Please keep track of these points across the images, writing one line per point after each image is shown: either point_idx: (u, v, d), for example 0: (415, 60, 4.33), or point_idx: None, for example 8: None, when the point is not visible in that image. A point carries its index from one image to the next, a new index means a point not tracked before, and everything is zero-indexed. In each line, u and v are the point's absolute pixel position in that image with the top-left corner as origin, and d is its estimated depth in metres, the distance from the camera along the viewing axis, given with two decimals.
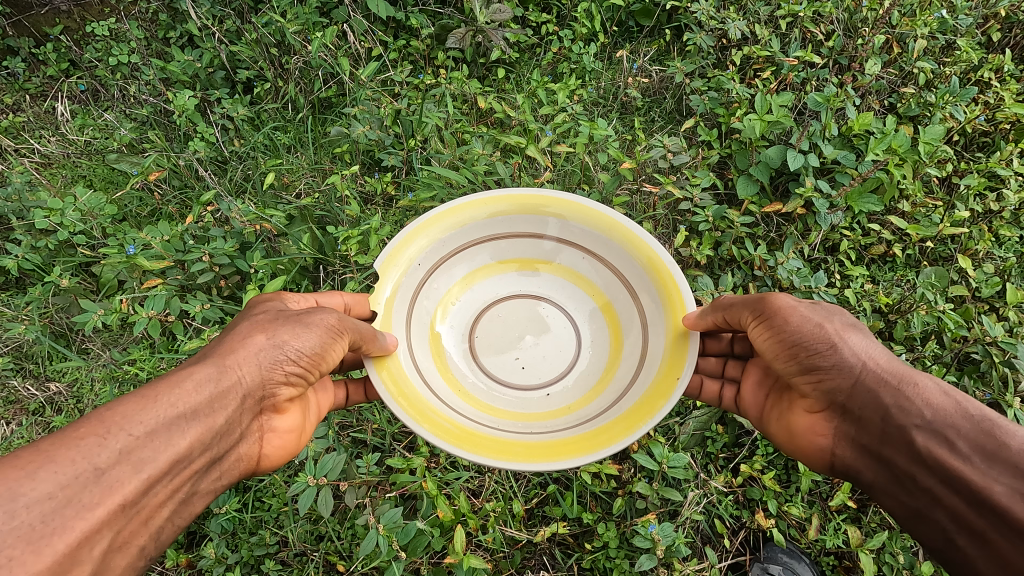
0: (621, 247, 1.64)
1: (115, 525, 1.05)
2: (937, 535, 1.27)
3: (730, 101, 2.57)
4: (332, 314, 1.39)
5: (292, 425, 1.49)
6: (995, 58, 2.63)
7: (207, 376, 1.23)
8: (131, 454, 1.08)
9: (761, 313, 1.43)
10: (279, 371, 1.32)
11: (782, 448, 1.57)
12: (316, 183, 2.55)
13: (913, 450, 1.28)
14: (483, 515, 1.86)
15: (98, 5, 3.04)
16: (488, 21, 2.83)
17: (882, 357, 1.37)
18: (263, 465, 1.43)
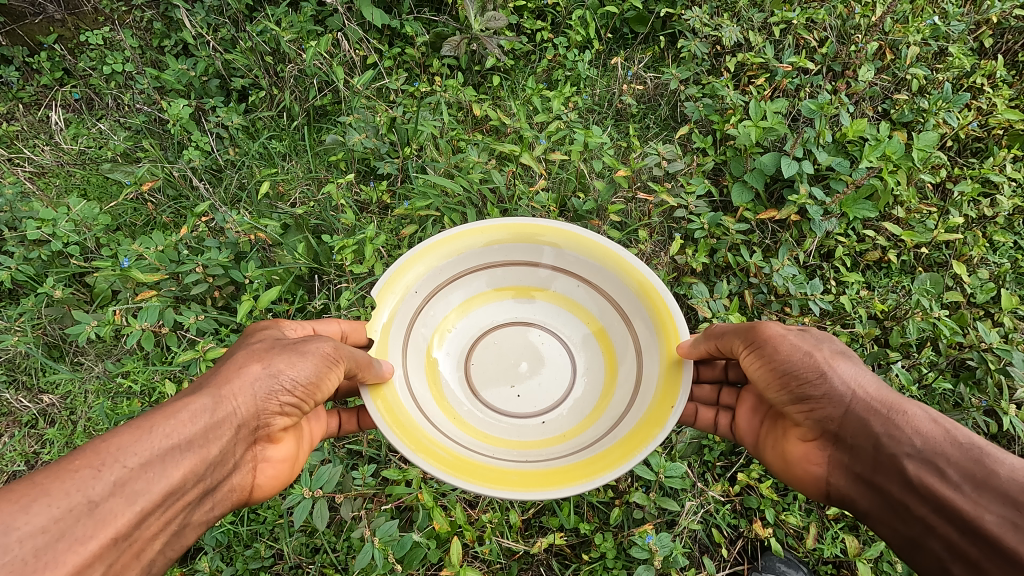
0: (618, 276, 1.64)
1: (106, 560, 0.99)
2: (933, 564, 1.23)
3: (724, 108, 2.58)
4: (328, 342, 1.36)
5: (286, 456, 1.44)
6: (987, 64, 2.64)
7: (201, 406, 1.18)
8: (125, 486, 1.03)
9: (750, 341, 1.42)
10: (275, 402, 1.28)
11: (778, 477, 1.53)
12: (311, 192, 2.53)
13: (905, 479, 1.24)
14: (480, 526, 1.84)
15: (91, 14, 3.04)
16: (483, 29, 2.83)
17: (872, 384, 1.34)
18: (257, 497, 1.37)
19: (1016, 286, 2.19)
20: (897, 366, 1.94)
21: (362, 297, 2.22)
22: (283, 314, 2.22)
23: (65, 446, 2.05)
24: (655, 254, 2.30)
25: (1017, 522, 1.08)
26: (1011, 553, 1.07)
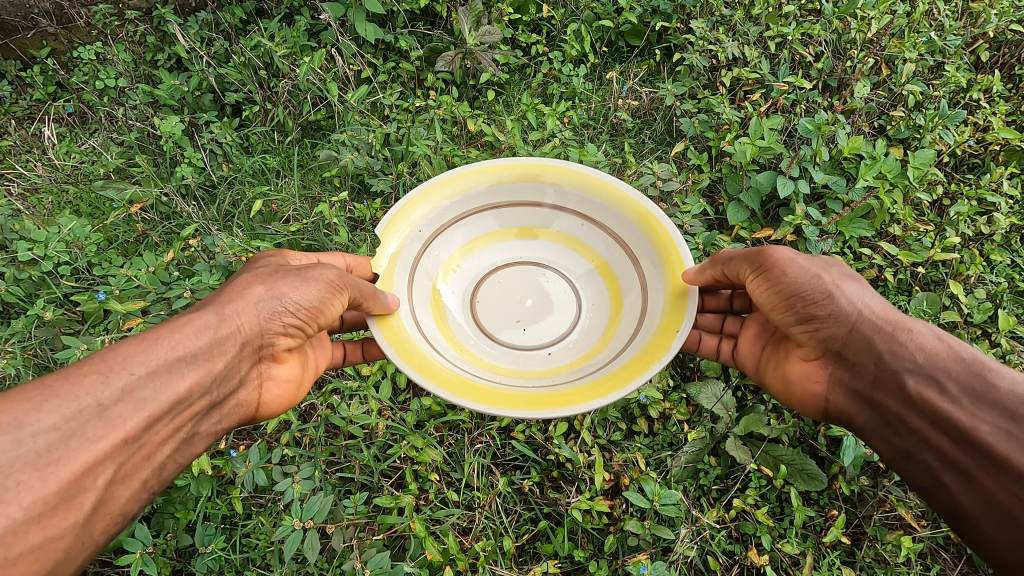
0: (621, 212, 1.66)
1: (117, 458, 1.15)
2: (924, 475, 1.39)
3: (720, 124, 2.56)
4: (334, 271, 1.46)
5: (291, 375, 1.60)
6: (984, 79, 2.62)
7: (207, 323, 1.33)
8: (134, 392, 1.19)
9: (760, 265, 1.52)
10: (279, 322, 1.42)
11: (777, 398, 1.67)
12: (305, 210, 2.50)
13: (903, 393, 1.39)
14: (473, 554, 1.82)
15: (84, 28, 2.98)
16: (478, 44, 2.80)
17: (875, 307, 1.47)
18: (263, 411, 1.55)
19: (1013, 305, 2.17)
20: None
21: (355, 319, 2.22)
22: None
23: None
24: None
25: (1009, 431, 1.23)
26: (1002, 458, 1.22)
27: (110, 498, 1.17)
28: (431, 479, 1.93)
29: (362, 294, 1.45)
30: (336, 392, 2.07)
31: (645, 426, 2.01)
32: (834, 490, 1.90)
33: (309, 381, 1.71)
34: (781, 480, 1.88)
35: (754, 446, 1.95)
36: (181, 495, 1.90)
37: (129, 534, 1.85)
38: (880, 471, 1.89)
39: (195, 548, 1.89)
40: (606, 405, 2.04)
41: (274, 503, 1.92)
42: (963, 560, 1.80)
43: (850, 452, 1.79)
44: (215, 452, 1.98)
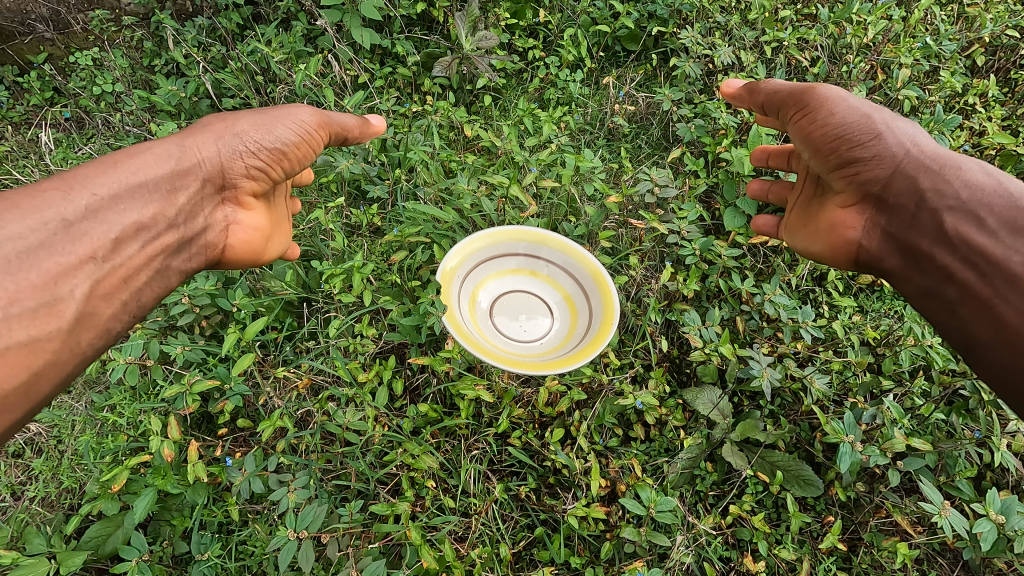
0: (577, 265, 2.07)
1: (92, 273, 1.31)
2: (940, 308, 1.55)
3: (717, 129, 2.57)
4: (309, 113, 1.80)
5: (253, 225, 1.85)
6: (979, 83, 2.63)
7: (169, 153, 1.54)
8: (100, 210, 1.36)
9: (806, 109, 1.69)
10: (242, 160, 1.66)
11: (817, 246, 1.87)
12: (300, 216, 2.46)
13: (939, 229, 1.52)
14: (469, 561, 1.81)
15: (81, 33, 2.99)
16: (475, 49, 2.79)
17: (923, 146, 1.60)
18: (227, 254, 1.81)
19: None
20: (887, 401, 1.84)
21: (351, 325, 2.20)
22: (272, 343, 2.19)
23: (51, 478, 2.02)
24: (646, 280, 2.27)
25: None
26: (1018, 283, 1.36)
27: (94, 312, 1.33)
28: (427, 485, 1.92)
29: (343, 127, 1.92)
30: (332, 399, 2.07)
31: (641, 432, 2.02)
32: (830, 496, 1.90)
33: (269, 239, 1.95)
34: (777, 486, 1.88)
35: (751, 452, 1.96)
36: (176, 503, 1.92)
37: (125, 542, 1.86)
38: (876, 477, 1.89)
39: (190, 556, 1.88)
40: (602, 411, 2.05)
41: (270, 511, 1.92)
42: (961, 566, 1.80)
43: (847, 458, 1.71)
44: (210, 458, 1.98)
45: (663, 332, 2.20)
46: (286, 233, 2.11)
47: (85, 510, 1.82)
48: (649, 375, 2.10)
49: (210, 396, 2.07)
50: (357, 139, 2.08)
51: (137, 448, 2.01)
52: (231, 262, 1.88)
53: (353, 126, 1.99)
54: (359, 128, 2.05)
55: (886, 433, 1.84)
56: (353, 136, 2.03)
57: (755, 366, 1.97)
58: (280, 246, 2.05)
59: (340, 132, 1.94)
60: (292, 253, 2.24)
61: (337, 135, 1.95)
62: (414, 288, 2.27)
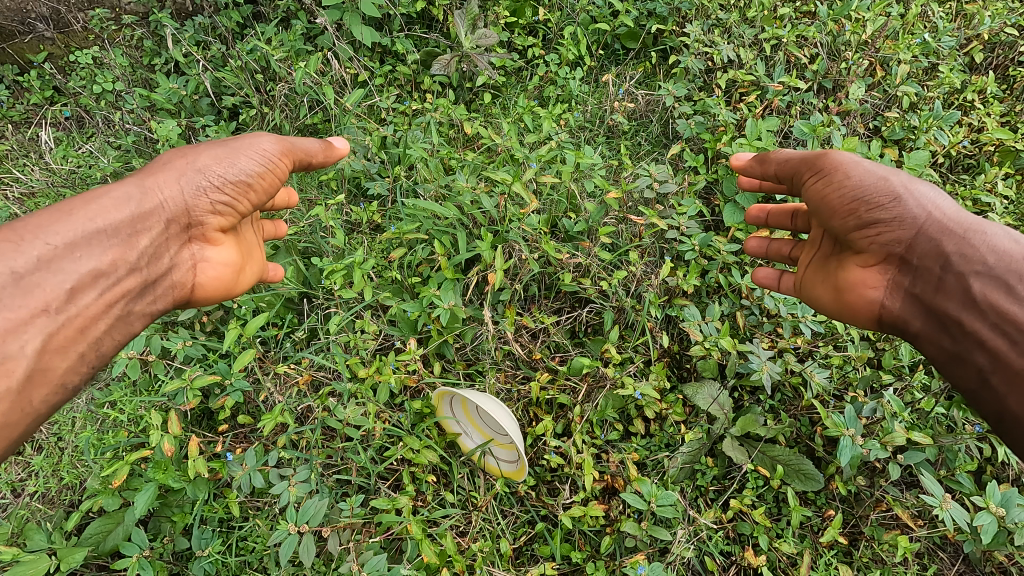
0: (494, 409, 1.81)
1: (43, 328, 1.31)
2: (973, 377, 1.42)
3: (716, 125, 2.56)
4: (272, 144, 1.71)
5: (223, 260, 1.79)
6: (978, 79, 2.63)
7: (128, 197, 1.50)
8: (53, 260, 1.36)
9: (820, 170, 1.62)
10: (206, 198, 1.61)
11: (833, 308, 1.74)
12: (301, 213, 2.45)
13: (967, 295, 1.41)
14: (471, 555, 1.83)
15: (81, 32, 2.99)
16: (474, 47, 2.80)
17: (949, 209, 1.49)
18: (198, 294, 1.75)
19: None
20: (887, 394, 1.85)
21: (352, 321, 2.21)
22: (272, 340, 2.20)
23: (51, 475, 2.02)
24: (646, 275, 2.26)
25: None
26: None
27: (49, 367, 1.32)
28: (427, 480, 1.94)
29: (306, 153, 1.81)
30: (333, 395, 2.08)
31: (641, 427, 2.03)
32: (831, 490, 1.91)
33: (242, 272, 1.89)
34: (777, 480, 1.89)
35: (751, 446, 1.96)
36: (177, 499, 1.91)
37: (126, 539, 1.86)
38: (877, 471, 1.88)
39: (191, 552, 1.89)
40: (604, 406, 2.05)
41: (270, 506, 1.92)
42: (962, 559, 1.80)
43: (847, 451, 1.73)
44: (211, 454, 1.98)
45: (663, 327, 2.21)
46: (258, 260, 2.01)
47: (86, 507, 1.82)
48: (649, 370, 2.09)
49: (211, 392, 2.07)
50: (321, 164, 1.93)
51: (137, 444, 2.01)
52: (203, 300, 1.81)
53: (316, 151, 1.86)
54: (323, 152, 1.90)
55: (886, 426, 1.84)
56: (318, 162, 1.90)
57: (754, 361, 1.98)
58: (252, 276, 1.96)
59: (305, 158, 1.84)
60: (276, 275, 2.13)
61: (302, 162, 1.85)
62: (414, 285, 2.27)
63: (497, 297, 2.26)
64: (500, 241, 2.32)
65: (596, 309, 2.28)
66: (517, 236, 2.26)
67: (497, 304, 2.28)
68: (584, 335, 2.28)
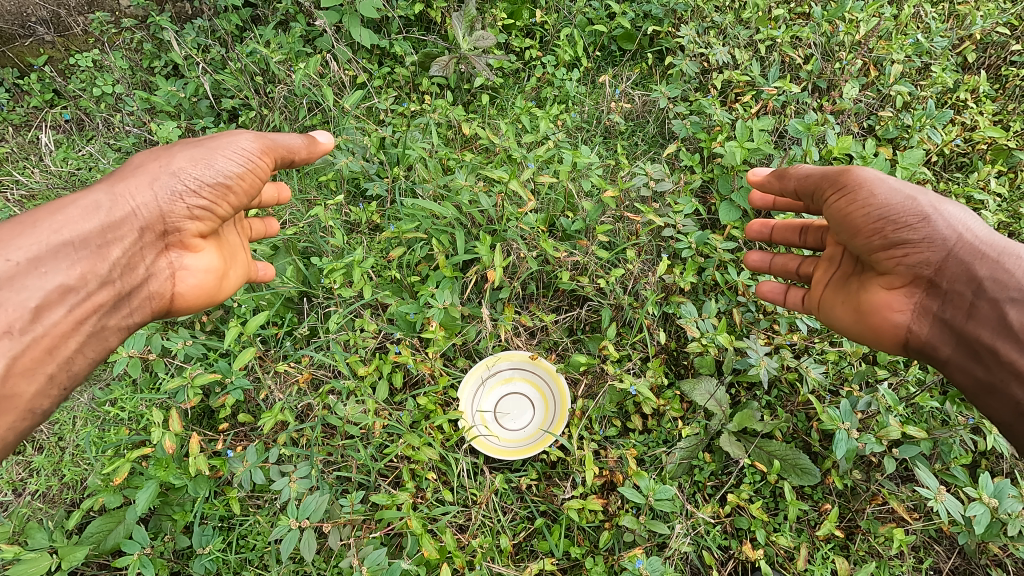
0: (554, 405, 2.13)
1: (9, 351, 1.36)
2: (1007, 405, 1.47)
3: (712, 125, 2.58)
4: (249, 141, 1.67)
5: (206, 268, 1.78)
6: (971, 79, 2.66)
7: (98, 206, 1.52)
8: (17, 277, 1.39)
9: (844, 188, 1.59)
10: (182, 203, 1.60)
11: (854, 329, 1.75)
12: (301, 213, 2.50)
13: (1001, 323, 1.45)
14: (470, 551, 1.84)
15: (81, 35, 3.00)
16: (472, 49, 2.83)
17: (978, 231, 1.50)
18: (179, 303, 1.76)
19: None
20: (883, 388, 1.85)
21: (351, 320, 2.22)
22: (272, 338, 2.21)
23: (53, 473, 2.03)
24: (643, 273, 2.27)
25: None
26: None
27: (15, 388, 1.38)
28: (427, 477, 1.95)
29: (287, 149, 1.79)
30: (333, 393, 2.09)
31: (639, 423, 2.05)
32: (828, 485, 1.92)
33: (227, 276, 1.89)
34: (775, 475, 1.90)
35: (749, 442, 1.98)
36: (178, 497, 1.92)
37: (127, 537, 1.87)
38: (873, 466, 1.91)
39: (192, 550, 1.91)
40: (604, 402, 2.08)
41: (272, 503, 1.93)
42: (957, 553, 1.83)
43: (841, 445, 1.74)
44: (212, 452, 2.00)
45: (660, 325, 2.22)
46: (243, 262, 2.01)
47: (87, 505, 1.83)
48: (647, 367, 2.12)
49: (211, 390, 2.09)
50: (304, 161, 1.92)
51: (138, 442, 2.02)
52: (189, 308, 1.82)
53: (299, 148, 1.85)
54: (306, 148, 1.89)
55: (881, 421, 1.86)
56: (301, 158, 1.88)
57: (752, 356, 1.99)
58: (235, 280, 1.96)
59: (288, 155, 1.82)
60: (267, 274, 2.16)
61: (284, 160, 1.83)
62: (413, 284, 2.29)
63: (496, 295, 2.28)
64: (499, 240, 2.34)
65: (594, 308, 2.30)
66: (516, 235, 2.27)
67: (496, 302, 2.30)
68: (583, 333, 2.30)
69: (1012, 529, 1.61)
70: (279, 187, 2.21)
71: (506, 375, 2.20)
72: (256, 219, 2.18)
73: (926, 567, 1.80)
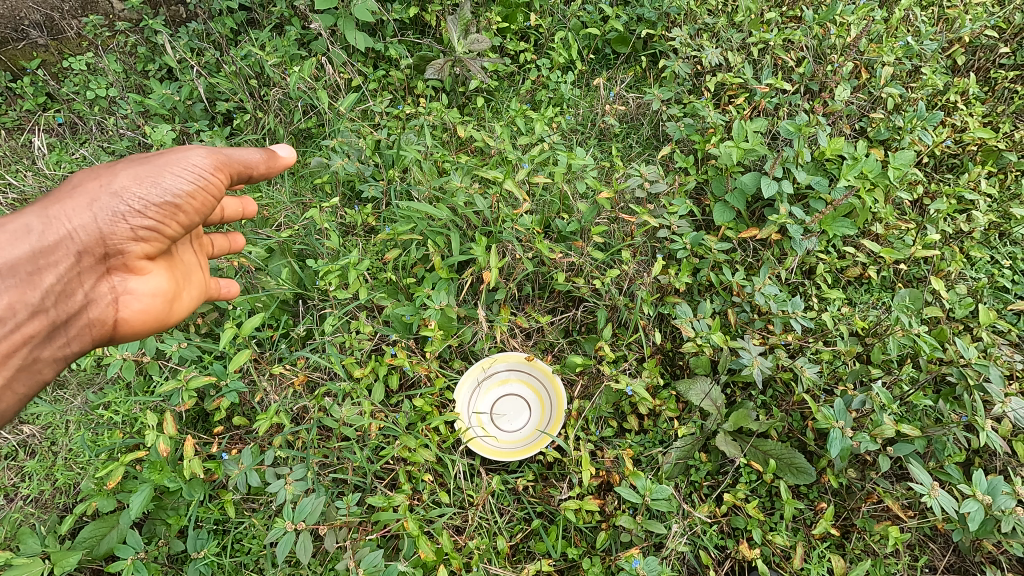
0: (551, 409, 2.13)
1: None
2: None
3: (706, 127, 2.58)
4: (199, 157, 1.65)
5: (154, 290, 1.74)
6: (960, 81, 2.69)
7: (30, 230, 1.51)
8: None
9: None
10: (123, 224, 1.58)
11: None
12: (297, 216, 2.51)
13: None
14: (467, 553, 1.83)
15: (75, 39, 2.99)
16: (467, 51, 2.85)
17: None
18: (124, 330, 1.72)
19: (992, 300, 2.22)
20: (876, 387, 1.87)
21: (347, 322, 2.22)
22: (267, 341, 2.20)
23: (45, 478, 2.01)
24: (638, 274, 2.29)
25: None
26: None
27: None
28: (424, 479, 1.95)
29: (244, 165, 1.79)
30: (328, 395, 2.08)
31: (635, 423, 2.06)
32: (823, 484, 1.93)
33: (179, 299, 1.86)
34: (771, 475, 1.90)
35: (744, 441, 2.00)
36: (172, 501, 1.91)
37: (121, 541, 1.85)
38: (868, 464, 1.92)
39: (186, 554, 1.89)
40: (600, 402, 2.09)
41: (268, 506, 1.93)
42: (952, 551, 1.84)
43: (835, 443, 1.74)
44: (207, 455, 1.99)
45: (656, 325, 2.22)
46: (198, 281, 1.98)
47: (80, 509, 1.81)
48: (643, 367, 2.12)
49: (207, 393, 2.08)
50: (265, 175, 1.93)
51: (132, 446, 2.00)
52: (136, 333, 1.78)
53: (256, 162, 1.84)
54: (265, 162, 1.89)
55: (875, 420, 1.84)
56: (258, 172, 1.87)
57: (745, 356, 1.97)
58: (189, 302, 1.91)
59: (244, 170, 1.81)
60: (230, 291, 2.14)
61: (241, 175, 1.82)
62: (409, 286, 2.29)
63: (492, 297, 2.29)
64: (494, 241, 2.35)
65: (590, 309, 2.31)
66: (511, 236, 2.27)
67: (491, 304, 2.30)
68: (578, 334, 2.31)
69: (1006, 526, 1.61)
70: (243, 202, 2.24)
71: (502, 376, 2.20)
72: (218, 234, 2.15)
73: (921, 565, 1.81)
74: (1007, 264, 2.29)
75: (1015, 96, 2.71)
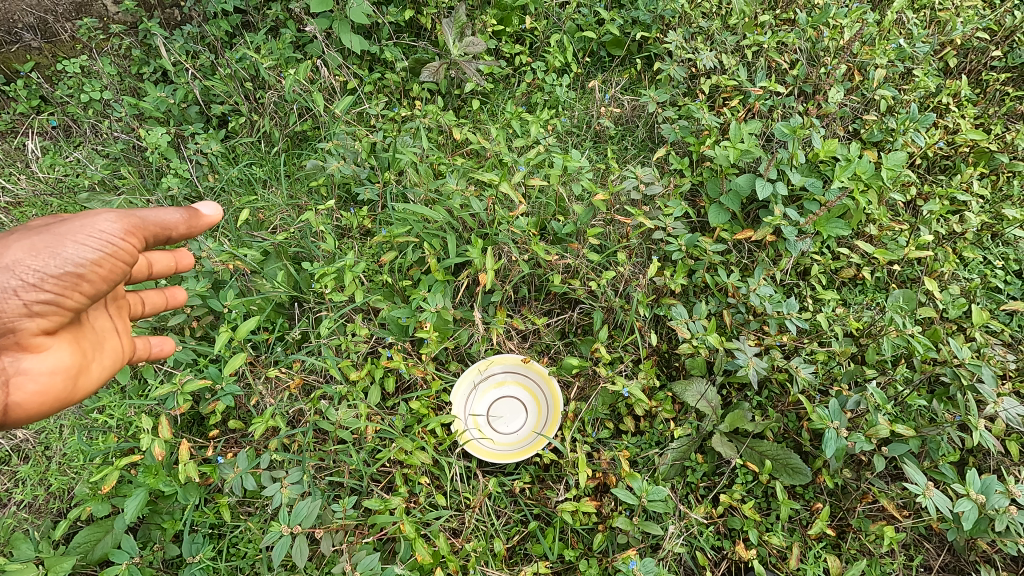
0: (548, 410, 2.14)
1: None
2: None
3: (700, 129, 2.60)
4: (105, 221, 1.50)
5: (54, 368, 1.52)
6: (952, 83, 2.71)
7: None
8: None
9: None
10: (12, 300, 1.41)
11: None
12: (292, 218, 2.50)
13: None
14: (464, 555, 1.83)
15: (69, 42, 2.97)
16: (462, 54, 2.85)
17: None
18: (16, 416, 1.49)
19: (986, 300, 2.24)
20: (870, 388, 1.86)
21: (342, 325, 2.22)
22: (263, 344, 2.20)
23: (39, 483, 2.00)
24: (634, 276, 2.29)
25: None
26: None
27: None
28: (420, 482, 1.94)
29: (160, 226, 1.61)
30: (325, 398, 2.09)
31: (632, 425, 2.06)
32: (819, 484, 1.95)
33: (88, 373, 1.65)
34: (767, 475, 1.90)
35: (740, 442, 2.00)
36: (168, 505, 1.90)
37: (116, 546, 1.84)
38: (863, 465, 1.93)
39: (181, 559, 1.88)
40: (597, 404, 2.10)
41: (264, 509, 1.93)
42: (947, 550, 1.84)
43: (830, 444, 1.75)
44: (202, 459, 1.98)
45: (651, 327, 2.24)
46: (116, 349, 1.79)
47: (74, 514, 1.81)
48: (639, 369, 2.13)
49: (201, 397, 2.08)
50: (187, 237, 1.72)
51: (127, 450, 2.00)
52: (35, 418, 1.54)
53: (176, 223, 1.66)
54: (187, 222, 1.69)
55: (870, 420, 1.85)
56: (180, 234, 1.69)
57: (741, 357, 1.98)
58: (102, 373, 1.71)
59: (163, 232, 1.64)
60: (162, 349, 1.98)
61: (160, 237, 1.65)
62: (405, 288, 2.28)
63: (488, 299, 2.29)
64: (490, 244, 2.35)
65: (586, 310, 2.31)
66: (507, 238, 2.27)
67: (487, 306, 2.30)
68: (575, 336, 2.31)
69: (999, 525, 1.63)
70: (175, 254, 2.03)
71: (499, 378, 2.20)
72: (150, 290, 1.99)
73: (915, 564, 1.82)
74: (999, 265, 2.31)
75: (1006, 98, 2.73)
